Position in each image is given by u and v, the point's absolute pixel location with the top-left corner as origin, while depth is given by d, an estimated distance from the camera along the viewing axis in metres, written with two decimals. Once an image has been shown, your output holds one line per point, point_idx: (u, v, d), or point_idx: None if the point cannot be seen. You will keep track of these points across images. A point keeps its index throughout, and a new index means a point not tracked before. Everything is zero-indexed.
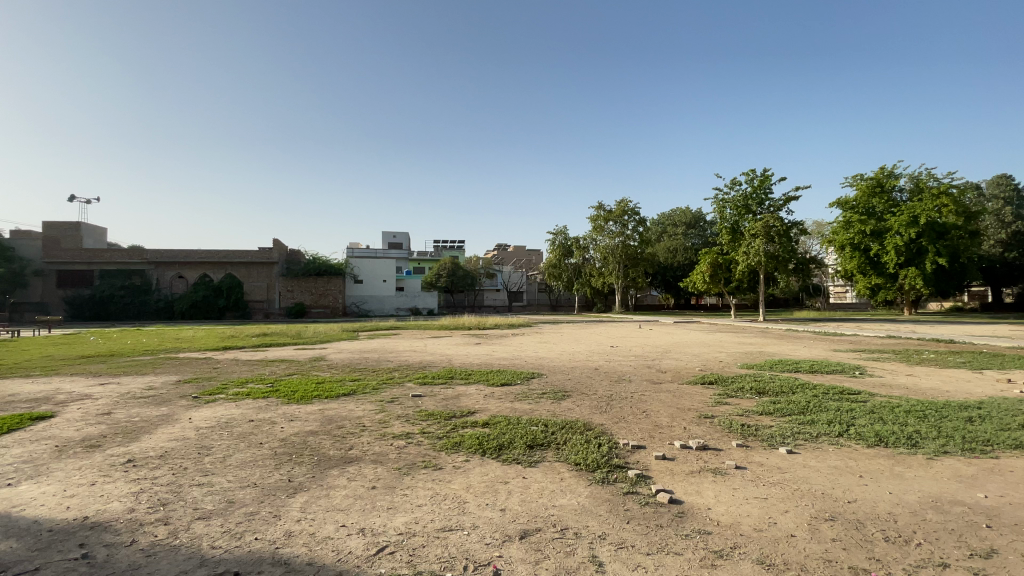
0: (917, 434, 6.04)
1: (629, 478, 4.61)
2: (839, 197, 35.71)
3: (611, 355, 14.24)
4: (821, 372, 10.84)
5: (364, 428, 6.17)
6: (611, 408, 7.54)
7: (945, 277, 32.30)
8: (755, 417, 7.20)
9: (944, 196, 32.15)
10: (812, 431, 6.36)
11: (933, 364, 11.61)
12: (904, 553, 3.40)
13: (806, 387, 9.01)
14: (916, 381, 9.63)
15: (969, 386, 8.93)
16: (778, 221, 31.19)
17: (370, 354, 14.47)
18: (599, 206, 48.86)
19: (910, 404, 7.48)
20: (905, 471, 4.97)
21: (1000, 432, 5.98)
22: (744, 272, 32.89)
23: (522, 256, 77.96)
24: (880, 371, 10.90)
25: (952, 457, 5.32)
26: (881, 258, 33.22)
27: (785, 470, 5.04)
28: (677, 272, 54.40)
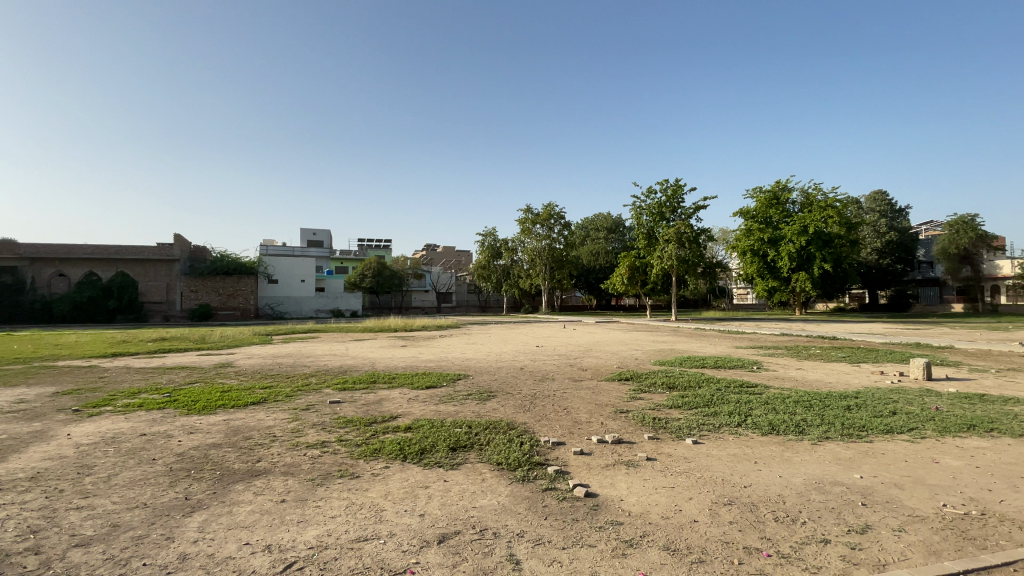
0: (804, 422, 6.73)
1: (548, 475, 4.72)
2: (741, 207, 38.98)
3: (535, 355, 14.54)
4: (724, 367, 11.77)
5: (275, 438, 5.80)
6: (534, 407, 7.69)
7: (830, 281, 36.11)
8: (666, 411, 7.67)
9: (830, 208, 36.08)
10: (715, 422, 6.89)
11: (818, 359, 13.02)
12: (791, 532, 3.76)
13: (711, 381, 9.72)
14: (803, 373, 10.75)
15: (847, 378, 10.12)
16: (688, 228, 33.43)
17: (284, 359, 13.64)
18: (526, 210, 49.65)
19: (799, 395, 8.33)
20: (793, 456, 5.51)
21: (872, 419, 6.80)
22: (659, 275, 34.98)
23: (450, 256, 77.38)
24: (774, 365, 12.04)
25: (832, 441, 5.98)
26: (777, 263, 36.71)
27: (690, 460, 5.40)
28: (600, 274, 56.67)
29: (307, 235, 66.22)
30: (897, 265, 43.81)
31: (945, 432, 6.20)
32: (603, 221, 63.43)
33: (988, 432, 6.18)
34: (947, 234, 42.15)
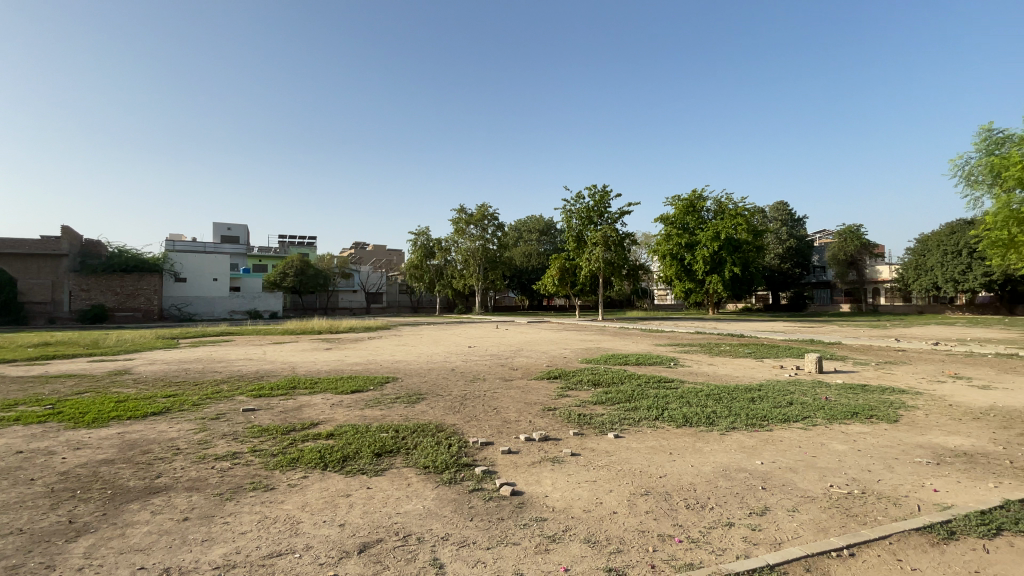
0: (714, 414, 7.26)
1: (475, 475, 4.72)
2: (661, 214, 41.24)
3: (466, 356, 14.50)
4: (645, 364, 12.41)
5: (180, 452, 5.33)
6: (463, 408, 7.66)
7: (740, 283, 39.02)
8: (591, 407, 7.95)
9: (739, 217, 38.79)
10: (635, 416, 7.24)
11: (728, 355, 14.08)
12: (701, 517, 4.03)
13: (634, 378, 10.20)
14: (715, 369, 11.58)
15: (752, 372, 11.05)
16: (614, 232, 34.88)
17: (192, 364, 12.57)
18: (459, 210, 49.44)
19: (710, 388, 8.97)
20: (704, 446, 5.92)
21: (773, 409, 7.47)
22: (587, 277, 36.17)
23: (380, 255, 75.20)
24: (690, 362, 12.87)
25: (738, 431, 6.50)
26: (693, 266, 39.29)
27: (612, 453, 5.64)
28: (532, 275, 57.56)
29: (221, 230, 61.47)
30: (795, 269, 48.53)
31: (832, 419, 6.95)
32: (535, 223, 64.57)
33: (866, 418, 7.00)
34: (837, 242, 47.03)
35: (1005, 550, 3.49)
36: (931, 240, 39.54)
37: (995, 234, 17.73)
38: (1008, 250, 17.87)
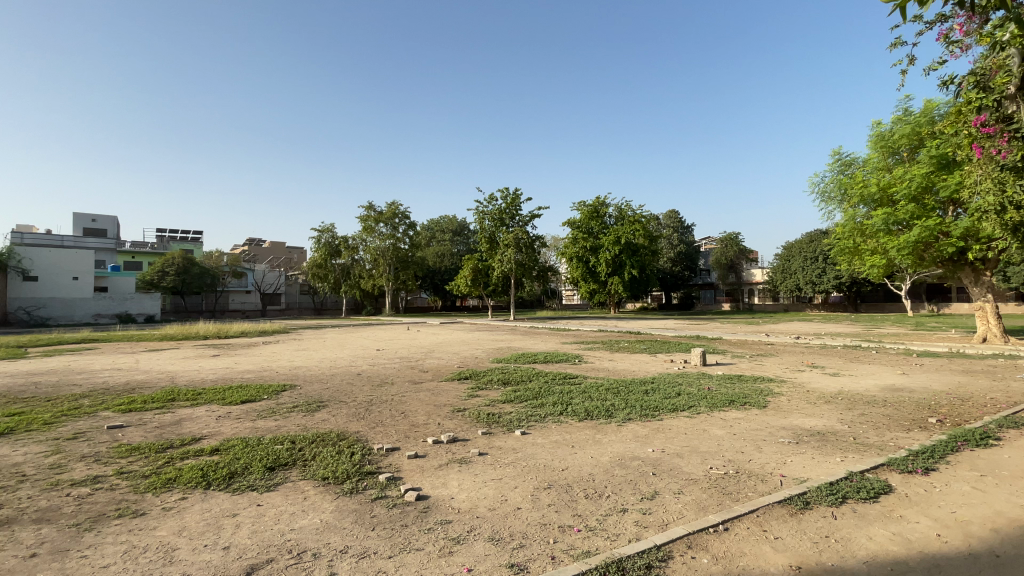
0: (613, 407, 7.72)
1: (379, 483, 4.59)
2: (568, 218, 42.98)
3: (374, 359, 14.02)
4: (552, 361, 12.87)
5: (23, 479, 4.55)
6: (368, 413, 7.40)
7: (639, 284, 41.82)
8: (499, 406, 8.07)
9: (637, 223, 41.79)
10: (541, 413, 7.48)
11: (627, 351, 15.04)
12: (598, 506, 4.27)
13: (540, 376, 10.53)
14: (615, 364, 12.31)
15: (648, 367, 11.92)
16: (525, 234, 35.70)
17: (43, 376, 10.81)
18: (368, 207, 47.56)
19: (610, 383, 9.53)
20: (603, 437, 6.28)
21: (664, 400, 8.12)
22: (499, 278, 36.63)
23: (279, 253, 70.08)
24: (594, 358, 13.56)
25: (634, 422, 6.98)
26: (597, 268, 41.49)
27: (518, 450, 5.78)
28: (445, 276, 57.01)
29: (83, 222, 53.51)
30: (685, 272, 53.09)
31: (714, 407, 7.73)
32: (448, 223, 64.09)
33: (741, 405, 7.87)
34: (720, 247, 53.03)
35: (845, 514, 4.11)
36: (794, 247, 45.34)
37: (842, 243, 20.79)
38: (852, 256, 21.06)
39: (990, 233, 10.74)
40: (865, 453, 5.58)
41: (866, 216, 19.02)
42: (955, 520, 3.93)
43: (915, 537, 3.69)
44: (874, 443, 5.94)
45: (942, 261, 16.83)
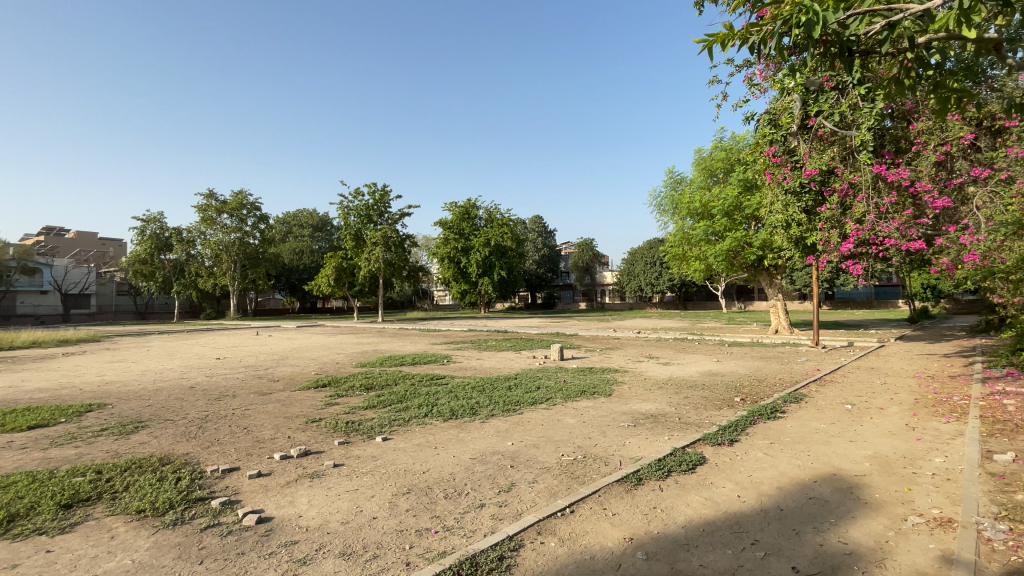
0: (477, 404, 7.89)
1: (212, 509, 4.07)
2: (439, 218, 42.73)
3: (214, 369, 12.37)
4: (419, 363, 12.70)
5: None
6: (203, 432, 6.51)
7: (508, 284, 43.25)
8: (360, 412, 7.71)
9: (505, 227, 43.22)
10: (405, 416, 7.33)
11: (494, 349, 15.50)
12: (456, 505, 4.32)
13: (406, 378, 10.32)
14: (481, 363, 12.58)
15: (512, 364, 12.41)
16: (394, 232, 34.61)
17: None
18: (208, 195, 41.81)
19: (475, 381, 9.71)
20: (465, 436, 6.38)
21: (525, 395, 8.52)
22: (365, 277, 34.95)
23: (86, 245, 58.01)
24: (461, 358, 13.70)
25: (496, 418, 7.21)
26: (467, 269, 41.98)
27: (377, 457, 5.59)
28: (303, 274, 52.59)
29: None
30: (548, 273, 56.35)
31: (569, 398, 8.35)
32: (308, 218, 59.29)
33: (592, 394, 8.64)
34: (578, 250, 57.98)
35: (670, 486, 4.74)
36: (638, 252, 50.90)
37: (673, 249, 23.92)
38: (681, 261, 24.39)
39: (778, 245, 13.27)
40: (687, 431, 6.52)
41: (690, 228, 22.08)
42: (749, 482, 4.79)
43: (720, 499, 4.41)
44: (694, 421, 6.96)
45: (746, 266, 20.40)
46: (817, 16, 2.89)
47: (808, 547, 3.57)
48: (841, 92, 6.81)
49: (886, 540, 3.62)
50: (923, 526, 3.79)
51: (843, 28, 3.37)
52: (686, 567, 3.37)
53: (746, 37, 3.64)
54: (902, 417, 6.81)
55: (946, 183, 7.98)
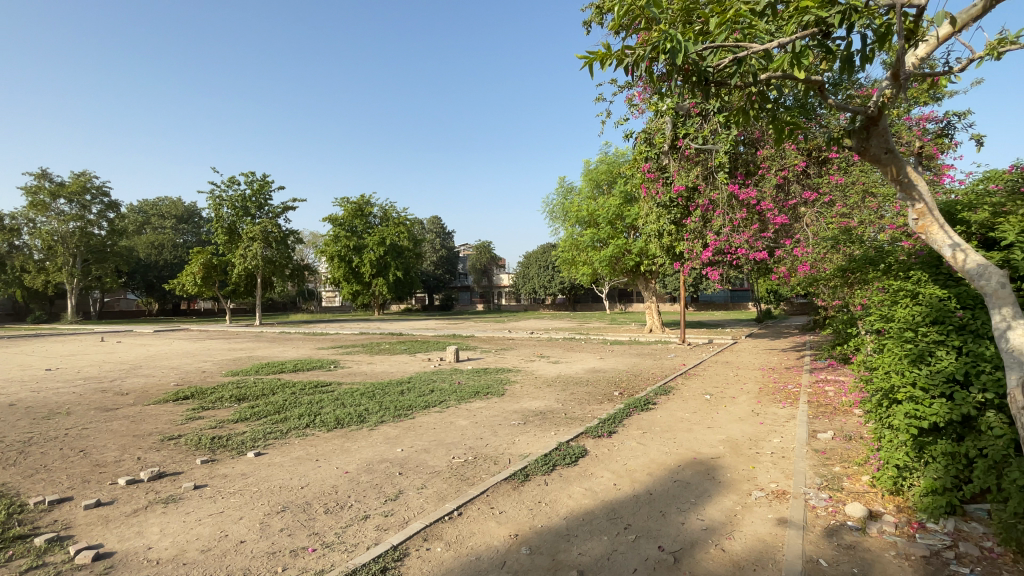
0: (365, 411, 7.55)
1: (33, 549, 3.41)
2: (329, 214, 40.25)
3: (39, 383, 10.34)
4: (303, 369, 11.83)
5: None
6: (22, 458, 5.42)
7: (403, 286, 42.10)
8: (230, 426, 6.97)
9: (402, 226, 42.03)
10: (283, 428, 6.77)
11: (386, 353, 14.98)
12: (338, 518, 4.10)
13: (287, 386, 9.55)
14: (372, 367, 12.08)
15: (404, 367, 12.12)
16: (276, 227, 31.86)
17: None
18: (37, 174, 34.93)
19: (364, 387, 9.29)
20: (352, 445, 6.07)
21: (416, 399, 8.36)
22: (241, 276, 31.71)
23: None
24: (350, 362, 13.04)
25: (385, 424, 6.98)
26: (360, 269, 40.10)
27: (248, 475, 5.09)
28: (164, 271, 46.21)
29: None
30: (444, 275, 55.96)
31: (461, 400, 8.35)
32: (171, 208, 52.29)
33: (485, 395, 8.72)
34: (475, 252, 58.38)
35: (554, 479, 4.96)
36: (531, 256, 52.67)
37: (564, 254, 25.13)
38: (570, 266, 25.72)
39: (654, 253, 14.57)
40: (572, 426, 6.87)
41: (579, 234, 23.35)
42: (625, 471, 5.17)
43: (599, 489, 4.71)
44: (578, 416, 7.36)
45: (627, 271, 22.11)
46: (680, 45, 3.22)
47: (672, 527, 3.96)
48: (704, 119, 7.66)
49: (734, 513, 4.14)
50: (763, 498, 4.40)
51: (701, 59, 3.73)
52: (566, 557, 3.54)
53: (623, 58, 3.83)
54: (750, 404, 7.85)
55: (784, 203, 9.33)
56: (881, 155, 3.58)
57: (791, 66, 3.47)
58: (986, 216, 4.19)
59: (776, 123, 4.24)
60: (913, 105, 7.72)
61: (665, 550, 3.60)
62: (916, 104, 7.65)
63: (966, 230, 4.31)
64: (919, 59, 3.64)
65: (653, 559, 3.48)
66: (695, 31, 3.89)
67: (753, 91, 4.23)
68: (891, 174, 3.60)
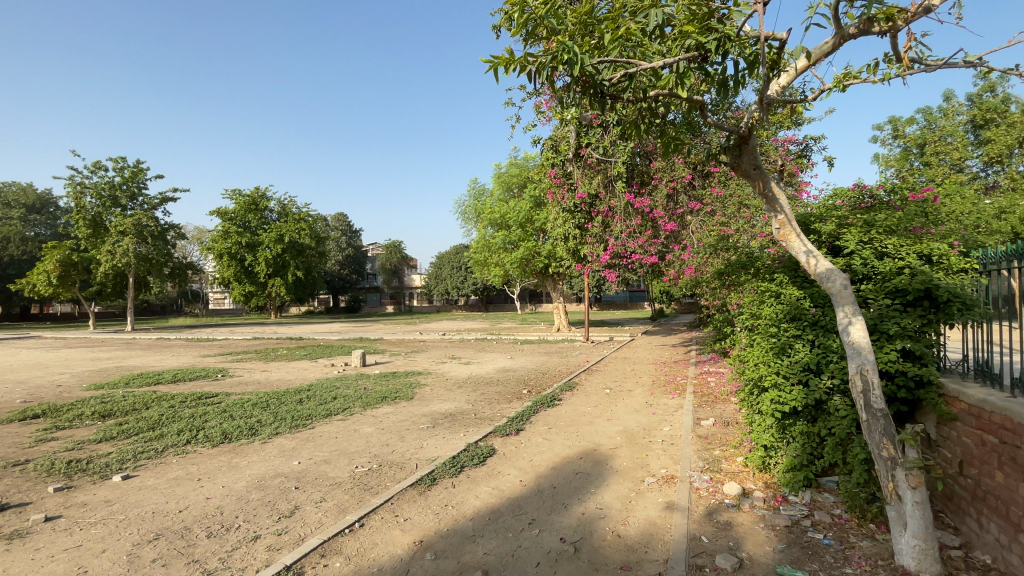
0: (258, 423, 6.96)
1: None
2: (217, 207, 36.61)
3: None
4: (184, 380, 10.62)
5: None
6: None
7: (303, 286, 39.52)
8: (91, 447, 6.06)
9: (303, 222, 38.95)
10: (158, 446, 6.02)
11: (284, 359, 13.94)
12: (223, 542, 3.73)
13: (164, 399, 8.51)
14: (268, 375, 11.19)
15: (304, 373, 11.39)
16: (153, 221, 28.31)
17: None
18: None
19: (257, 397, 8.58)
20: (241, 460, 5.56)
21: (317, 407, 7.89)
22: (108, 275, 27.76)
23: None
24: (241, 371, 11.97)
25: (280, 435, 6.49)
26: (253, 268, 36.93)
27: (114, 501, 4.46)
28: (6, 269, 39.09)
29: None
30: (351, 275, 53.43)
31: (367, 406, 8.01)
32: (15, 195, 44.40)
33: (392, 400, 8.46)
34: (384, 251, 56.42)
35: (461, 481, 4.94)
36: (443, 257, 52.23)
37: (476, 255, 25.13)
38: (482, 267, 25.79)
39: (561, 256, 15.10)
40: (481, 426, 6.89)
41: (490, 236, 23.51)
42: (530, 466, 5.30)
43: (505, 487, 4.77)
44: (487, 416, 7.41)
45: (536, 272, 22.71)
46: (576, 57, 3.39)
47: (573, 518, 4.11)
48: (605, 129, 8.14)
49: (629, 500, 4.41)
50: (655, 484, 4.74)
51: (597, 71, 3.94)
52: (471, 559, 3.54)
53: (527, 66, 3.89)
54: (645, 397, 8.43)
55: (673, 212, 10.07)
56: (751, 170, 4.02)
57: (676, 85, 3.78)
58: (832, 227, 4.88)
59: (665, 137, 4.57)
60: (779, 128, 8.80)
61: (566, 541, 3.74)
62: (781, 127, 8.74)
63: (817, 239, 4.98)
64: (781, 87, 4.08)
65: (556, 551, 3.60)
66: (591, 44, 4.10)
67: (644, 106, 4.53)
68: (759, 189, 4.02)
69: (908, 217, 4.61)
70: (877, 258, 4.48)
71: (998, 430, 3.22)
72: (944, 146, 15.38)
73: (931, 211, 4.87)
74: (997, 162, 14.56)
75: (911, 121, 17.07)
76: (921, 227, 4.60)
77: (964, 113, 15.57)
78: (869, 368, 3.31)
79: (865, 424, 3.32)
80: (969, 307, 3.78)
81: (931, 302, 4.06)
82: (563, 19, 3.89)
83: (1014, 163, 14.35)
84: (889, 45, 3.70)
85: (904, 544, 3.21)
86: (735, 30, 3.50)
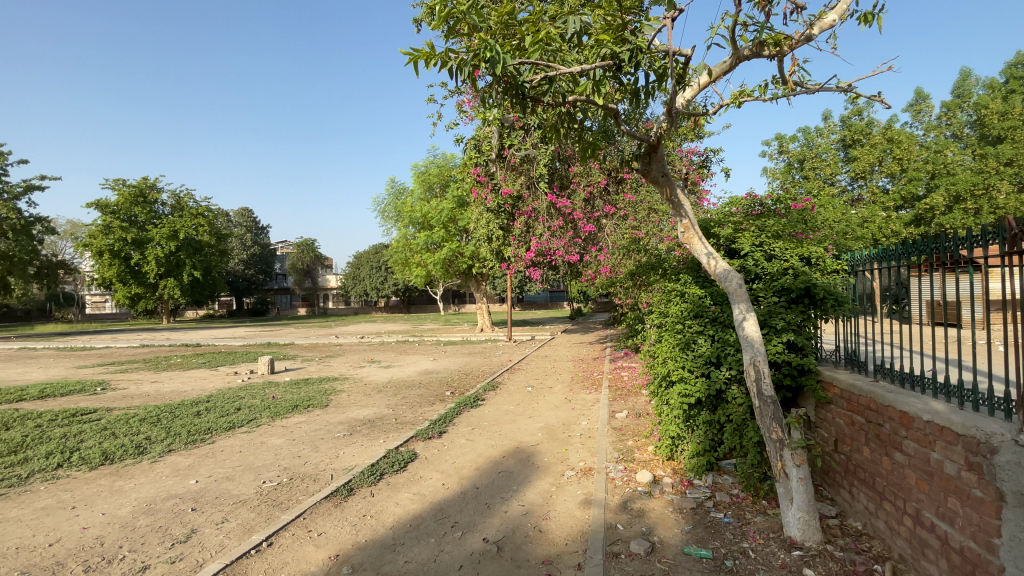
0: (146, 441, 6.23)
1: None
2: (95, 198, 32.46)
3: None
4: (54, 396, 9.22)
5: None
6: None
7: (200, 286, 36.17)
8: None
9: (200, 217, 35.88)
10: (21, 472, 5.17)
11: (179, 368, 12.60)
12: None
13: (29, 418, 7.34)
14: (160, 387, 10.05)
15: (204, 383, 10.38)
16: (14, 212, 24.42)
17: None
18: None
19: (147, 411, 7.70)
20: (126, 483, 4.94)
21: (219, 419, 7.25)
22: None
23: None
24: (126, 383, 10.63)
25: (174, 453, 5.87)
26: (141, 268, 33.06)
27: None
28: None
29: None
30: (258, 275, 49.75)
31: (275, 416, 7.48)
32: None
33: (305, 408, 7.97)
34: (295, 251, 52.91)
35: (380, 489, 4.77)
36: (363, 257, 50.40)
37: (396, 255, 24.39)
38: (404, 267, 25.11)
39: (483, 255, 15.11)
40: (401, 431, 6.71)
41: (411, 236, 22.90)
42: (452, 469, 5.24)
43: (427, 492, 4.68)
44: (407, 420, 7.23)
45: (459, 273, 22.56)
46: (498, 56, 3.38)
47: (495, 517, 4.13)
48: (526, 133, 8.29)
49: (550, 495, 4.52)
50: (574, 477, 4.89)
51: (518, 72, 3.98)
52: (391, 568, 3.42)
53: (446, 61, 3.80)
54: (564, 393, 8.68)
55: (590, 215, 10.39)
56: (659, 177, 4.27)
57: (593, 90, 3.93)
58: (729, 232, 5.34)
59: (582, 142, 4.69)
60: (684, 140, 9.53)
61: (489, 541, 3.74)
62: (685, 140, 9.47)
63: (716, 242, 5.42)
64: (686, 100, 4.35)
65: (479, 552, 3.59)
66: (513, 46, 4.13)
67: (563, 111, 4.66)
68: (666, 195, 4.29)
69: (791, 224, 5.16)
70: (766, 260, 4.96)
71: (865, 410, 3.70)
72: (820, 163, 17.46)
73: (809, 219, 5.49)
74: (861, 177, 16.79)
75: (794, 139, 19.13)
76: (802, 232, 5.16)
77: (836, 133, 17.73)
78: (760, 359, 3.65)
79: (758, 410, 3.66)
80: (841, 304, 4.29)
81: (810, 299, 4.57)
82: (484, 17, 3.87)
83: (873, 179, 16.61)
84: (777, 67, 4.07)
85: (790, 517, 3.57)
86: (646, 43, 3.69)
